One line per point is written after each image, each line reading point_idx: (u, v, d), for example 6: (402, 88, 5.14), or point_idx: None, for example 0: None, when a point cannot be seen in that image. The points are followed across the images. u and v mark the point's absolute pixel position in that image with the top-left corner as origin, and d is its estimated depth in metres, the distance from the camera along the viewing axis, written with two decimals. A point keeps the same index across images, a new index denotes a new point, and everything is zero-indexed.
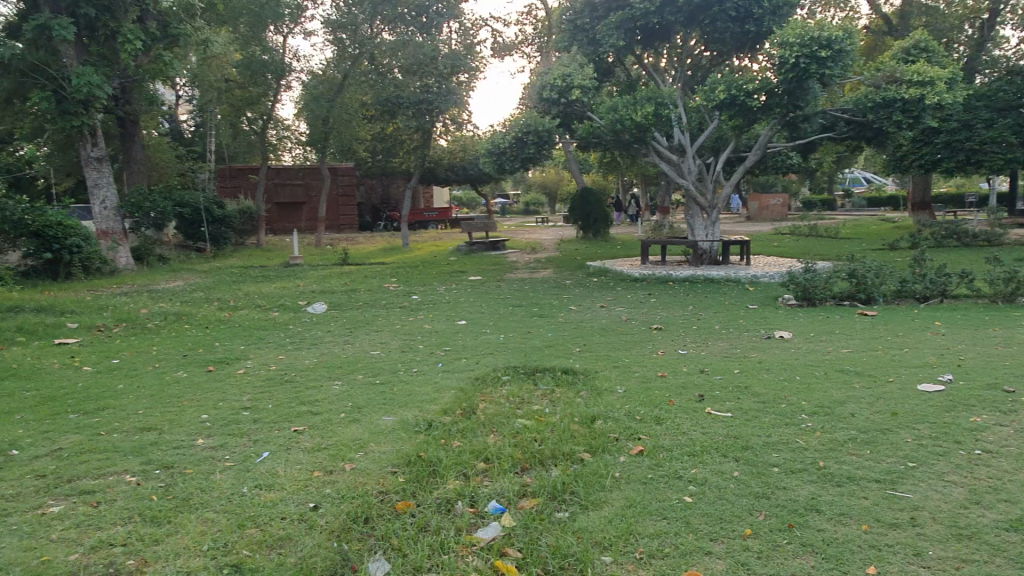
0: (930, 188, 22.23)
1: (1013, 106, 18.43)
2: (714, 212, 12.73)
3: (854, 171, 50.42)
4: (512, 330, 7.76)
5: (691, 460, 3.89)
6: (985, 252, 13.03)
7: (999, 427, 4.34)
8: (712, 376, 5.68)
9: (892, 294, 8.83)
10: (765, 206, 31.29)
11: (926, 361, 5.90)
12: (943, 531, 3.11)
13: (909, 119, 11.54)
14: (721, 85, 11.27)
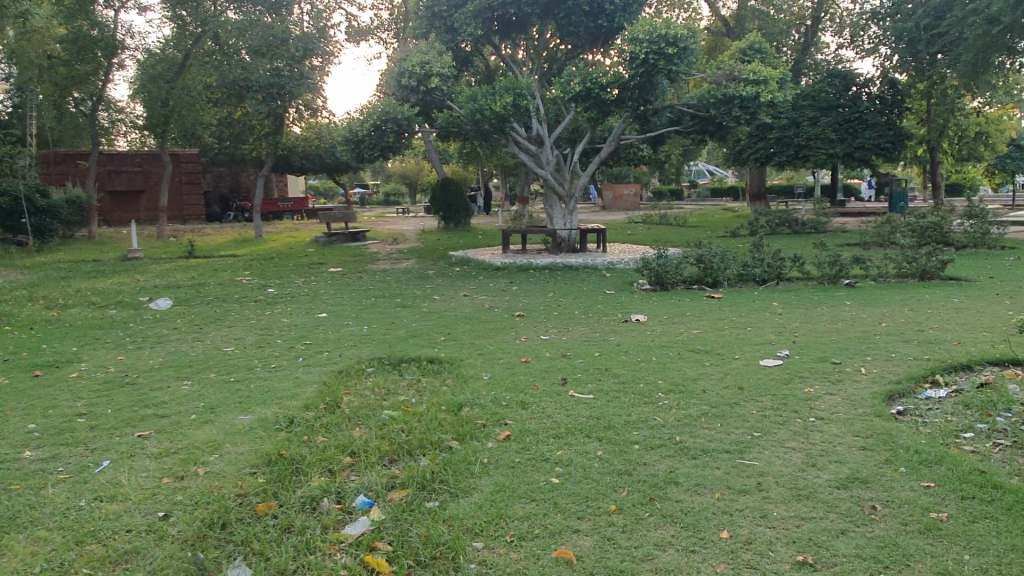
0: (765, 179, 24.08)
1: (833, 105, 20.31)
2: (572, 201, 13.10)
3: (698, 163, 53.64)
4: (375, 321, 7.58)
5: (556, 442, 3.98)
6: (812, 239, 14.28)
7: (829, 396, 4.78)
8: (574, 359, 5.85)
9: (735, 277, 9.43)
10: (618, 196, 32.64)
11: (766, 339, 6.38)
12: (785, 493, 3.38)
13: (746, 115, 12.41)
14: (576, 78, 11.59)
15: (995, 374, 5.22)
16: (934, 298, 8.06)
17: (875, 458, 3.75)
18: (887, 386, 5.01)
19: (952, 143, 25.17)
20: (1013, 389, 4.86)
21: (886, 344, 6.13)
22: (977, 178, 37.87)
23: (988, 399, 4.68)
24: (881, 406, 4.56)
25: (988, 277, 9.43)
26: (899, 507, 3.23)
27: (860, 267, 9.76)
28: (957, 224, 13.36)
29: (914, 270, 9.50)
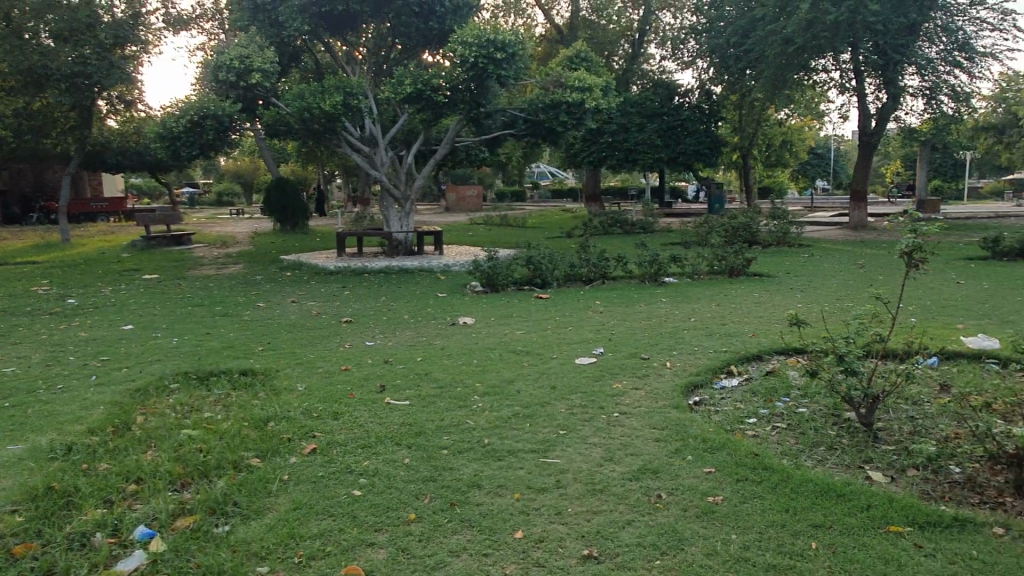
0: (599, 181, 25.15)
1: (657, 113, 21.61)
2: (407, 202, 13.02)
3: (539, 166, 55.14)
4: (187, 333, 7.09)
5: (363, 452, 3.91)
6: (639, 240, 15.07)
7: (634, 391, 5.04)
8: (395, 365, 5.79)
9: (563, 277, 9.76)
10: (462, 197, 32.87)
11: (585, 337, 6.63)
12: (581, 488, 3.51)
13: (573, 120, 12.92)
14: (408, 79, 11.50)
15: (779, 363, 5.75)
16: (737, 293, 8.76)
17: (666, 449, 3.99)
18: (687, 378, 5.37)
19: (762, 149, 27.58)
20: (793, 376, 5.38)
21: (691, 338, 6.57)
22: (785, 181, 41.81)
23: (771, 386, 5.15)
24: (678, 398, 4.88)
25: (785, 273, 10.39)
26: (681, 494, 3.46)
27: (677, 265, 10.41)
28: (762, 224, 14.62)
29: (724, 267, 10.27)
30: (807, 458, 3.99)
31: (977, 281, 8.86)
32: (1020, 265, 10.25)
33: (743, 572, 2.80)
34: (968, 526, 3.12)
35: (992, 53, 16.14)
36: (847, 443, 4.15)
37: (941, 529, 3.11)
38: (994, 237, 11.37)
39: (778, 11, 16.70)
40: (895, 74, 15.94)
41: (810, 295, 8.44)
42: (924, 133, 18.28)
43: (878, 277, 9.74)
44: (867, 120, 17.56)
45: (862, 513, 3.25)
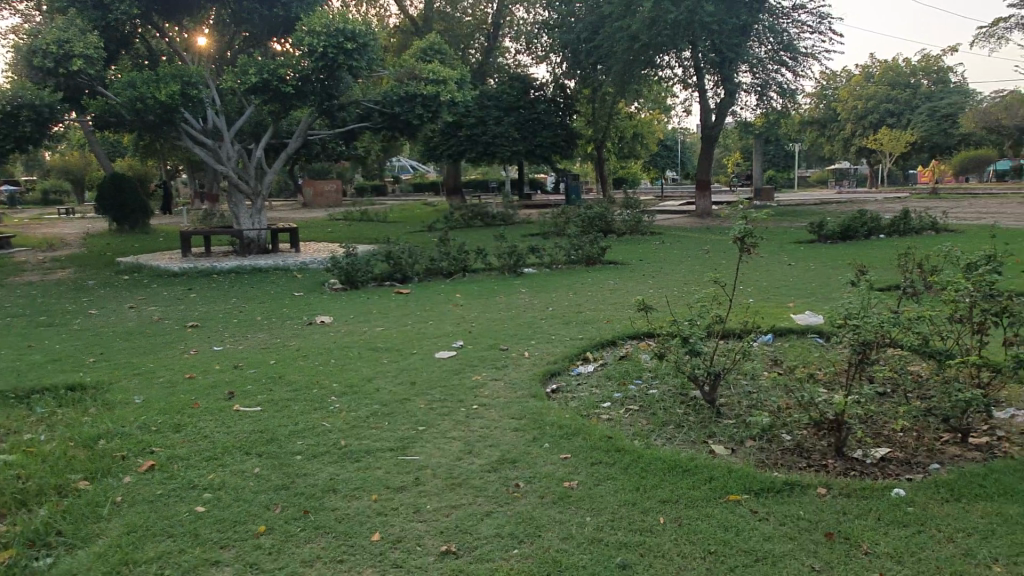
0: (459, 174, 25.17)
1: (513, 107, 21.92)
2: (259, 198, 12.44)
3: (399, 159, 54.45)
4: (5, 347, 6.38)
5: (209, 465, 3.67)
6: (500, 232, 15.26)
7: (493, 382, 5.08)
8: (246, 370, 5.50)
9: (423, 271, 9.69)
10: (319, 192, 31.85)
11: (445, 331, 6.60)
12: (439, 484, 3.49)
13: (429, 113, 12.84)
14: (253, 68, 10.94)
15: (632, 347, 5.99)
16: (592, 282, 9.05)
17: (524, 438, 4.05)
18: (545, 367, 5.47)
19: (615, 142, 28.71)
20: (644, 359, 5.62)
21: (549, 327, 6.71)
22: (637, 172, 43.80)
23: (624, 369, 5.36)
24: (536, 387, 4.96)
25: (637, 260, 10.87)
26: (538, 481, 3.52)
27: (535, 256, 10.61)
28: (616, 214, 15.20)
29: (580, 257, 10.58)
30: (657, 437, 4.17)
31: (803, 262, 9.67)
32: (840, 246, 11.32)
33: (596, 551, 2.89)
34: (796, 489, 3.38)
35: (811, 53, 17.67)
36: (693, 420, 4.39)
37: (774, 494, 3.35)
38: (819, 222, 12.47)
39: (624, 9, 17.41)
40: (730, 71, 17.07)
41: (659, 280, 8.87)
42: (758, 127, 19.72)
43: (719, 262, 10.40)
44: (708, 114, 18.67)
45: (706, 486, 3.44)
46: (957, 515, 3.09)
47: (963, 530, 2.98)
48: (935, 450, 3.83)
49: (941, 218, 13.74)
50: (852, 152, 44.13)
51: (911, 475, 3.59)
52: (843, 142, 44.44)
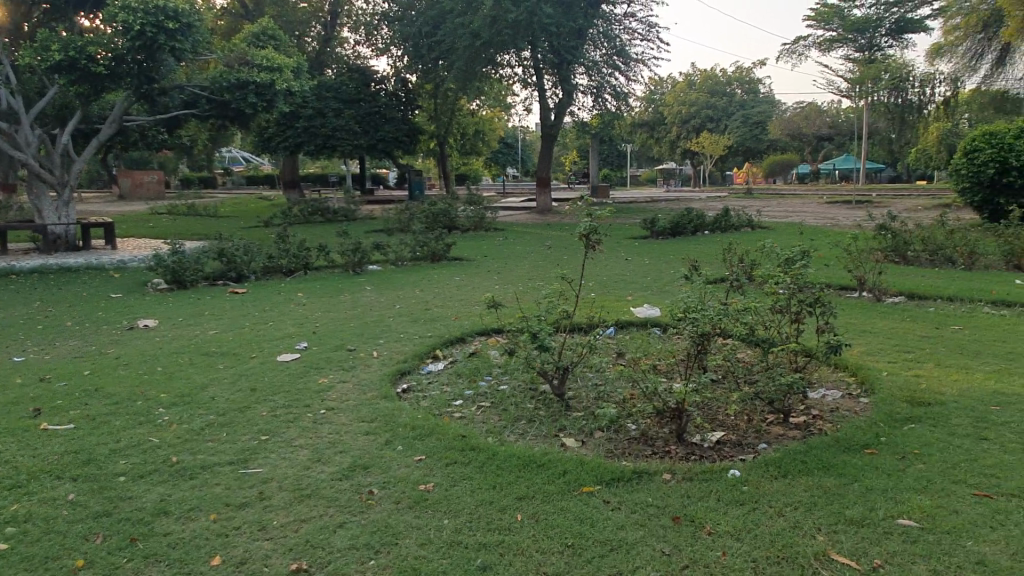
0: (297, 168, 24.11)
1: (354, 99, 21.42)
2: (66, 190, 11.18)
3: (231, 150, 51.33)
4: None
5: (12, 496, 3.22)
6: (342, 228, 14.78)
7: (341, 385, 4.88)
8: (54, 382, 4.89)
9: (259, 270, 9.16)
10: (138, 183, 29.31)
11: (287, 332, 6.26)
12: (287, 497, 3.28)
13: (264, 102, 12.20)
14: (57, 44, 9.79)
15: (481, 344, 5.99)
16: (439, 278, 8.98)
17: (376, 441, 3.91)
18: (394, 366, 5.33)
19: (458, 138, 28.83)
20: (493, 355, 5.64)
21: (396, 325, 6.56)
22: (479, 169, 44.23)
23: (475, 366, 5.35)
24: (386, 388, 4.81)
25: (482, 256, 10.93)
26: (393, 486, 3.41)
27: (380, 253, 10.37)
28: (460, 210, 15.22)
29: (426, 253, 10.47)
30: (510, 433, 4.19)
31: (640, 257, 10.18)
32: (670, 242, 12.04)
33: (455, 556, 2.83)
34: (644, 477, 3.52)
35: (641, 59, 18.66)
36: (544, 414, 4.46)
37: (625, 483, 3.46)
38: (652, 219, 13.21)
39: (465, 6, 17.48)
40: (568, 72, 17.71)
41: (505, 276, 8.97)
42: (593, 127, 20.55)
43: (561, 258, 10.70)
44: (547, 114, 19.18)
45: (560, 479, 3.50)
46: (785, 491, 3.35)
47: (791, 504, 3.23)
48: (762, 430, 4.15)
49: (757, 216, 15.01)
50: (678, 154, 47.30)
51: (744, 455, 3.86)
52: (669, 145, 47.53)
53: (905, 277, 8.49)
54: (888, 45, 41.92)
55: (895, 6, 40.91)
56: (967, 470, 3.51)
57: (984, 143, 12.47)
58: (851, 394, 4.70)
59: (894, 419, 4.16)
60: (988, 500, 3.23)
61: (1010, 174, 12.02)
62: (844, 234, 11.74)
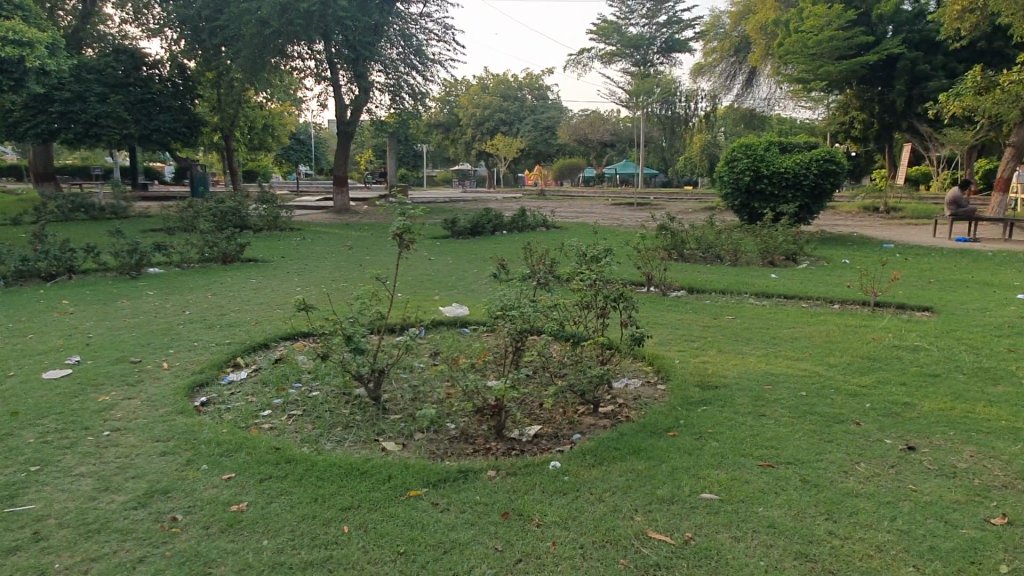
0: (51, 157, 21.24)
1: (122, 83, 19.45)
2: None
3: None
4: None
5: None
6: (113, 226, 13.25)
7: (127, 401, 4.35)
8: None
9: (11, 275, 7.92)
10: None
11: (52, 345, 5.46)
12: (70, 535, 2.85)
13: (10, 80, 10.61)
14: None
15: (287, 349, 5.64)
16: (232, 281, 8.36)
17: (176, 463, 3.53)
18: (188, 378, 4.85)
19: (244, 132, 27.12)
20: (301, 360, 5.34)
21: (188, 333, 5.99)
22: (268, 164, 41.95)
23: (281, 373, 5.03)
24: (182, 401, 4.37)
25: (279, 257, 10.36)
26: (200, 509, 3.10)
27: (162, 254, 9.43)
28: (251, 208, 14.33)
29: (215, 254, 9.70)
30: (326, 441, 3.99)
31: (444, 257, 10.22)
32: (472, 241, 12.24)
33: None
34: (469, 476, 3.51)
35: (438, 60, 18.85)
36: (360, 419, 4.30)
37: (451, 483, 3.43)
38: (453, 219, 13.34)
39: None
40: (364, 69, 17.41)
41: (306, 278, 8.56)
42: (390, 126, 20.32)
43: (365, 258, 10.45)
44: (343, 110, 18.63)
45: (385, 485, 3.39)
46: (603, 477, 3.52)
47: (609, 489, 3.40)
48: (575, 421, 4.35)
49: (551, 216, 15.76)
50: (473, 155, 48.38)
51: (560, 446, 4.01)
52: (465, 146, 48.45)
53: (684, 273, 9.34)
54: (659, 62, 46.13)
55: (663, 27, 45.12)
56: (752, 443, 3.93)
57: (741, 154, 14.06)
58: (650, 381, 5.09)
59: (688, 402, 4.56)
60: (771, 469, 3.64)
61: (762, 182, 13.67)
62: (629, 233, 12.69)
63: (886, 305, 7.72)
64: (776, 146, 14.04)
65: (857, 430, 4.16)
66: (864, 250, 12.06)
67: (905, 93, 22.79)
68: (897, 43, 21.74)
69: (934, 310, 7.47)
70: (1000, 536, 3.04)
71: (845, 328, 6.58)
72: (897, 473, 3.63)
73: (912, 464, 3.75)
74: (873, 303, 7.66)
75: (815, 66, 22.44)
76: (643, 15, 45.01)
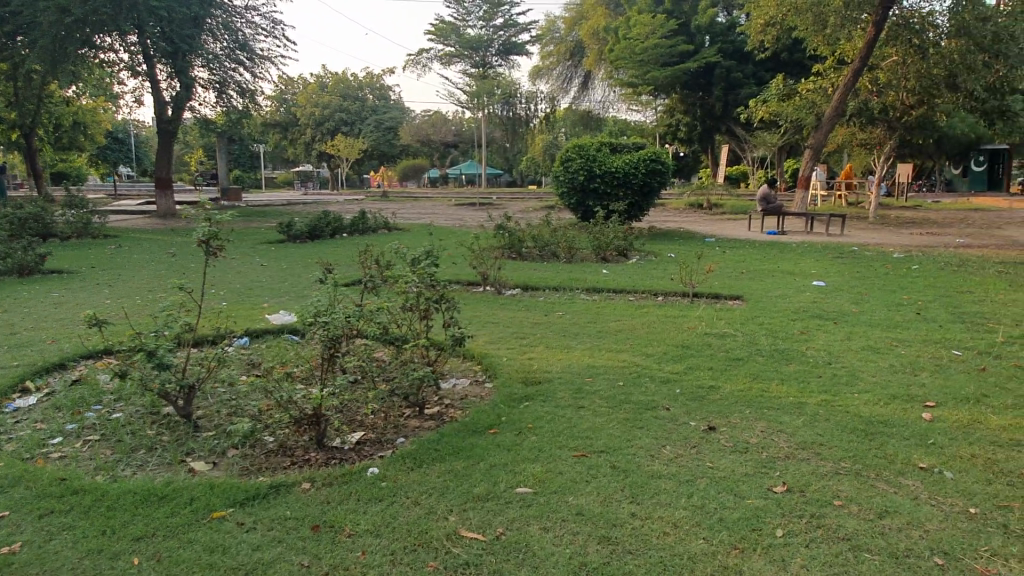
0: None
1: None
2: None
3: None
4: None
5: None
6: None
7: None
8: None
9: None
10: None
11: None
12: None
13: None
14: None
15: (88, 368, 5.18)
16: (27, 295, 7.57)
17: None
18: None
19: (51, 131, 24.67)
20: (103, 380, 4.92)
21: None
22: (81, 166, 38.34)
23: (78, 396, 4.60)
24: None
25: (88, 267, 9.52)
26: None
27: None
28: (55, 214, 13.02)
29: (9, 266, 8.73)
30: (124, 467, 3.69)
31: (273, 262, 9.83)
32: (305, 246, 11.85)
33: None
34: (280, 491, 3.37)
35: (267, 56, 18.24)
36: (167, 440, 4.02)
37: (259, 501, 3.28)
38: (286, 223, 12.88)
39: None
40: (183, 63, 16.44)
41: (117, 289, 7.91)
42: (218, 125, 19.25)
43: (186, 265, 9.81)
44: (163, 108, 17.39)
45: (185, 508, 3.18)
46: (420, 480, 3.51)
47: (424, 492, 3.39)
48: (399, 425, 4.31)
49: (392, 218, 15.61)
50: (313, 156, 46.93)
51: (382, 451, 3.95)
52: (304, 147, 46.80)
53: (519, 271, 9.55)
54: (498, 64, 47.02)
55: (501, 29, 45.97)
56: (569, 435, 4.07)
57: (575, 154, 14.56)
58: (477, 380, 5.15)
59: (511, 398, 4.65)
60: (584, 458, 3.78)
61: (595, 181, 14.25)
62: (466, 233, 12.83)
63: (703, 295, 8.31)
64: (606, 147, 14.69)
65: (665, 415, 4.43)
66: (687, 244, 12.90)
67: (722, 99, 24.68)
68: (713, 53, 23.50)
69: (742, 299, 8.13)
70: (780, 503, 3.34)
71: (664, 319, 7.01)
72: (697, 453, 3.90)
73: (711, 443, 4.03)
74: (691, 294, 8.22)
75: (643, 71, 23.75)
76: (480, 17, 45.68)
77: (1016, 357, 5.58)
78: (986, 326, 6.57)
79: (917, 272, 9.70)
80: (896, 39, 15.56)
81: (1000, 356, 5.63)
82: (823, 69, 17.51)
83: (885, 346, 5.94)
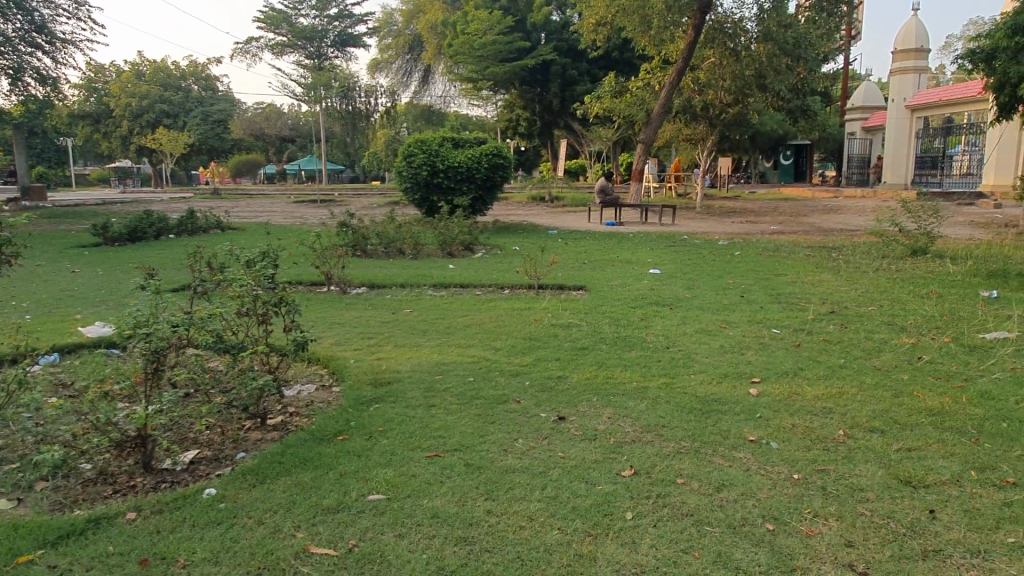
0: None
1: None
2: None
3: None
4: None
5: None
6: None
7: None
8: None
9: None
10: None
11: None
12: None
13: None
14: None
15: None
16: None
17: None
18: None
19: None
20: None
21: None
22: None
23: None
24: None
25: None
26: None
27: None
28: None
29: None
30: None
31: (88, 269, 8.88)
32: (125, 250, 10.81)
33: None
34: (101, 524, 3.03)
35: (71, 41, 16.47)
36: None
37: (76, 539, 2.92)
38: (102, 225, 11.69)
39: None
40: None
41: None
42: (15, 117, 17.15)
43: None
44: None
45: None
46: (262, 497, 3.28)
47: (268, 510, 3.17)
48: (239, 439, 4.01)
49: (225, 217, 14.63)
50: (131, 151, 43.14)
51: (220, 469, 3.66)
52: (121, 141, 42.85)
53: (363, 269, 9.28)
54: (334, 56, 45.61)
55: (335, 20, 44.64)
56: (421, 436, 3.99)
57: (417, 149, 14.32)
58: (324, 385, 4.92)
59: (360, 402, 4.48)
60: (437, 459, 3.71)
61: (438, 175, 14.14)
62: (308, 232, 12.30)
63: (547, 286, 8.49)
64: (448, 142, 14.62)
65: (516, 409, 4.46)
66: (532, 237, 13.13)
67: (559, 95, 25.45)
68: (549, 50, 24.18)
69: (586, 289, 8.38)
70: (628, 486, 3.45)
71: (511, 313, 7.06)
72: (549, 443, 3.96)
73: (561, 433, 4.11)
74: (537, 286, 8.35)
75: (482, 66, 23.98)
76: (313, 6, 44.09)
77: (825, 333, 6.16)
78: (799, 306, 7.19)
79: (739, 258, 10.50)
80: (713, 41, 16.74)
81: (812, 332, 6.19)
82: (651, 67, 18.50)
83: (715, 329, 6.35)
